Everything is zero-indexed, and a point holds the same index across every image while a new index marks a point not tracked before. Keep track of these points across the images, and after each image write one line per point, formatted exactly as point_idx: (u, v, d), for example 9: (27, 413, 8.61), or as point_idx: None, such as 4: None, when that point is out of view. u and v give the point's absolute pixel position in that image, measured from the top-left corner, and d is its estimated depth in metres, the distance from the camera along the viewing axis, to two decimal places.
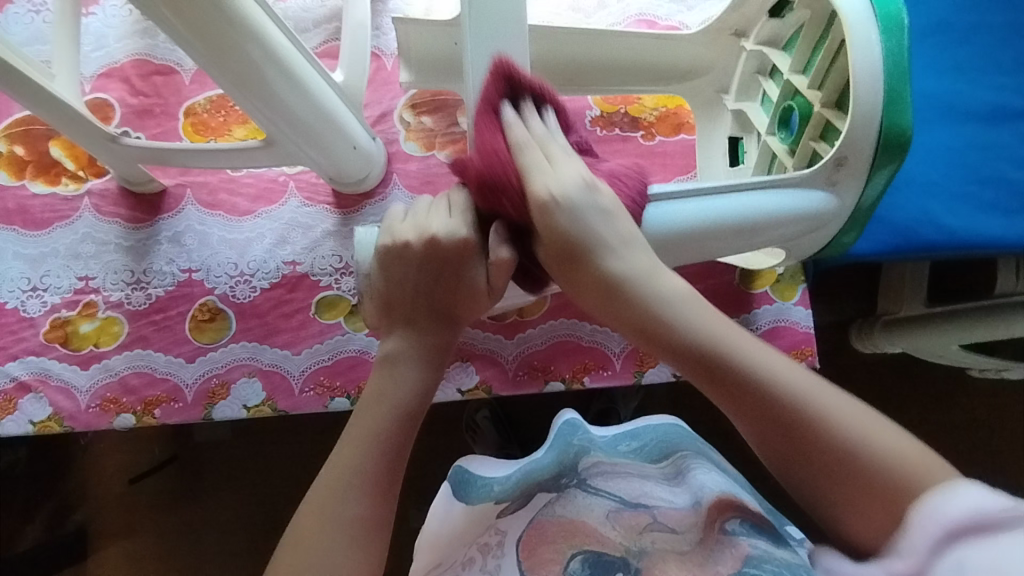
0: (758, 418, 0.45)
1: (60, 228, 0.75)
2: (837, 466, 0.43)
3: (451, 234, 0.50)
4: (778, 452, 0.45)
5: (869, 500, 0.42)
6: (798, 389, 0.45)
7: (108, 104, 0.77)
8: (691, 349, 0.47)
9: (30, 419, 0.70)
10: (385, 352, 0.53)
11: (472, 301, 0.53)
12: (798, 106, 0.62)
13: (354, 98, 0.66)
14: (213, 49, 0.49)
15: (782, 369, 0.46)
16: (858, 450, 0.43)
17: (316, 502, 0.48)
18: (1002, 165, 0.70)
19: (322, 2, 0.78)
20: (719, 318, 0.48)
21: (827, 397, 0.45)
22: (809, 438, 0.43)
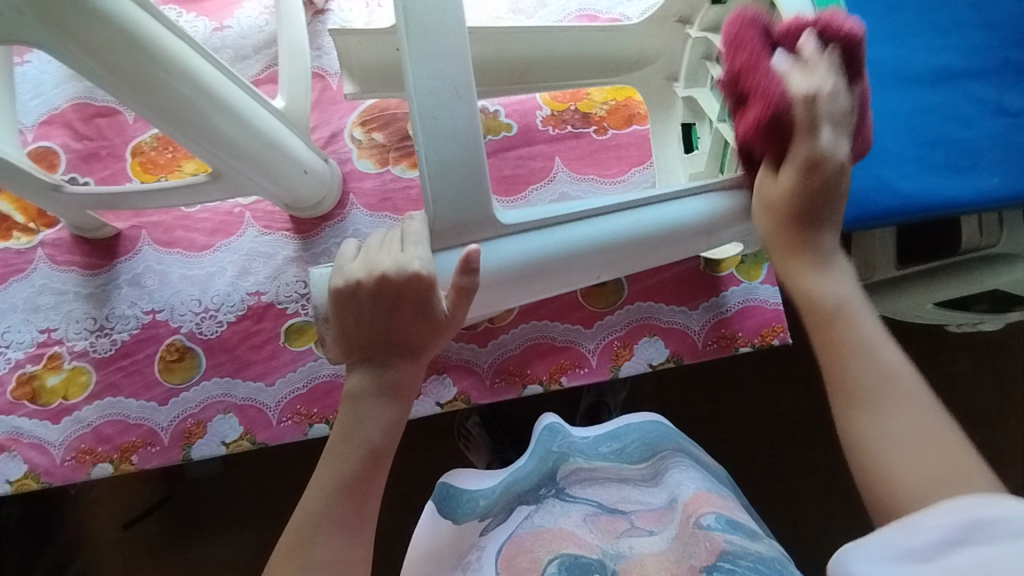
0: (840, 385, 0.46)
1: (16, 282, 0.74)
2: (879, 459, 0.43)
3: (400, 269, 0.47)
4: (842, 418, 0.46)
5: (884, 501, 0.42)
6: (890, 389, 0.45)
7: (52, 152, 0.75)
8: (829, 316, 0.48)
9: (6, 479, 0.69)
10: (354, 386, 0.51)
11: (433, 334, 0.51)
12: None
13: (299, 123, 0.65)
14: (142, 90, 0.48)
15: (899, 373, 0.46)
16: (915, 463, 0.42)
17: (296, 535, 0.48)
18: (951, 127, 0.70)
19: (260, 28, 0.77)
20: (862, 311, 0.49)
21: (928, 411, 0.44)
22: (870, 428, 0.44)
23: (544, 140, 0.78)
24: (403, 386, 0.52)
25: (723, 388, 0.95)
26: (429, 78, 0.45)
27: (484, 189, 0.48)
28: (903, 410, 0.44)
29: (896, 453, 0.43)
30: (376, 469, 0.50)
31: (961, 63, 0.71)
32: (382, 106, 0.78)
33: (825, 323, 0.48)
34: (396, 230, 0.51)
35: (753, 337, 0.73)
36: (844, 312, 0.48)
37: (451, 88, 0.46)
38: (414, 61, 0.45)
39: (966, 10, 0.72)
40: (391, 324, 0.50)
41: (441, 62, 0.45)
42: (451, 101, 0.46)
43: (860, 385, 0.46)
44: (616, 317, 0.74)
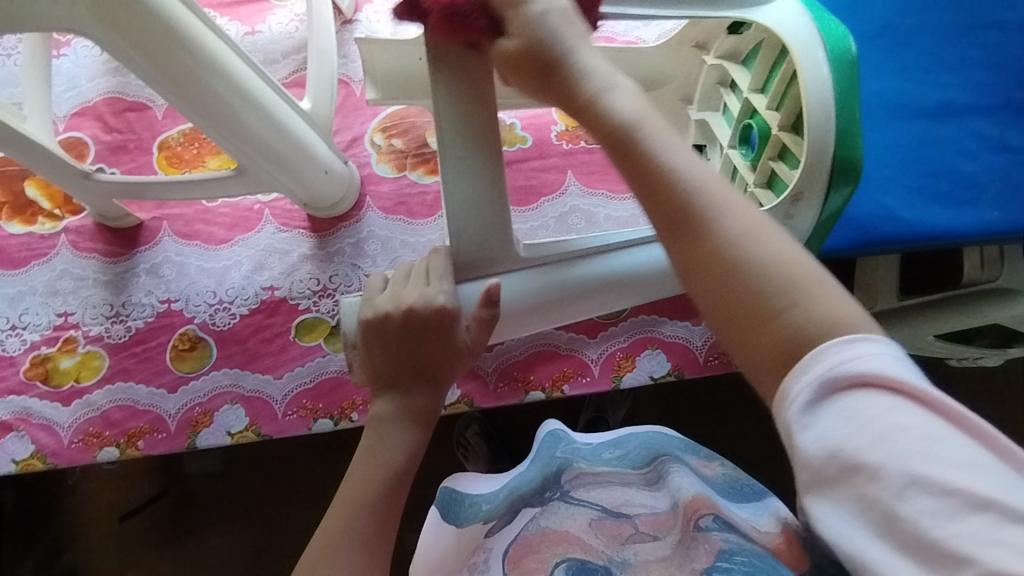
0: (661, 204, 0.40)
1: (38, 266, 0.76)
2: (712, 276, 0.37)
3: (427, 303, 0.50)
4: (667, 242, 0.40)
5: (734, 331, 0.37)
6: (719, 199, 0.39)
7: (82, 142, 0.78)
8: (625, 138, 0.41)
9: (13, 458, 0.70)
10: (381, 414, 0.53)
11: (456, 361, 0.52)
12: (755, 124, 0.64)
13: (323, 125, 0.68)
14: (179, 84, 0.50)
15: (708, 180, 0.40)
16: (760, 282, 0.36)
17: (318, 553, 0.48)
18: (954, 159, 0.72)
19: (290, 34, 0.80)
20: (660, 122, 0.42)
21: (773, 238, 0.38)
22: (700, 245, 0.38)
23: (558, 154, 0.81)
24: (423, 411, 0.53)
25: (723, 408, 0.96)
26: (454, 96, 0.48)
27: (503, 204, 0.50)
28: (744, 233, 0.38)
29: (728, 266, 0.37)
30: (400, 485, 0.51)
31: (965, 99, 0.73)
32: (402, 114, 0.80)
33: (628, 145, 0.41)
34: (420, 263, 0.53)
35: None
36: (641, 129, 0.41)
37: (475, 108, 0.49)
38: (441, 76, 0.48)
39: (971, 48, 0.75)
40: (416, 355, 0.52)
41: (465, 81, 0.48)
42: (474, 126, 0.49)
43: (677, 204, 0.39)
44: (619, 328, 0.75)
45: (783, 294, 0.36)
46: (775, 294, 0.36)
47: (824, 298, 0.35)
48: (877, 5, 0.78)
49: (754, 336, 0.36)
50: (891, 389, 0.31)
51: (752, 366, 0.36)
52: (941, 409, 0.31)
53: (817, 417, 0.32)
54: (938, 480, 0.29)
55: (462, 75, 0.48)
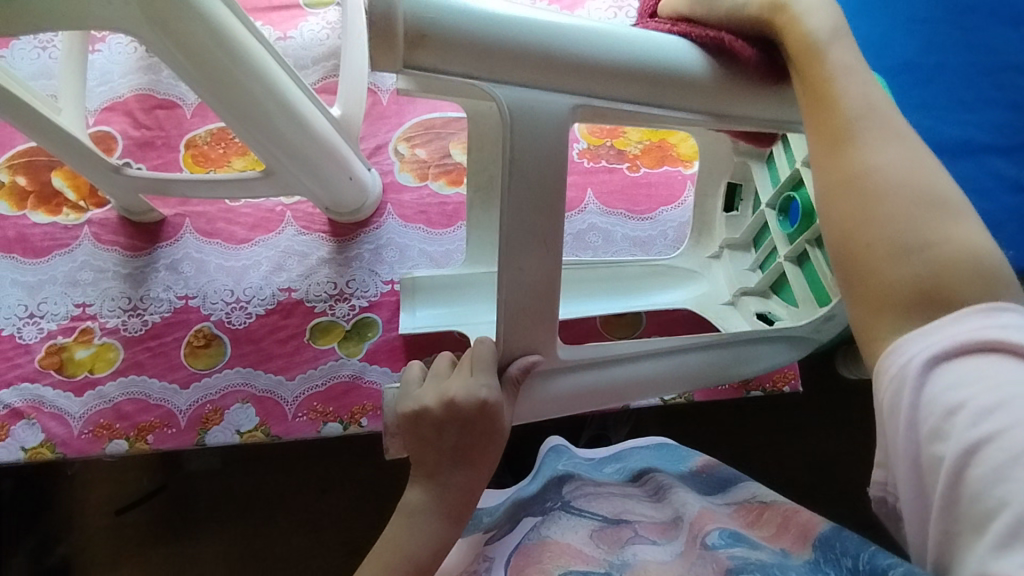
0: (835, 120, 0.42)
1: (59, 256, 0.77)
2: (865, 196, 0.40)
3: (468, 395, 0.49)
4: (824, 154, 0.42)
5: (864, 249, 0.40)
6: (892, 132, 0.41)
7: (111, 136, 0.79)
8: (809, 54, 0.44)
9: (22, 446, 0.71)
10: (422, 511, 0.49)
11: (495, 448, 0.50)
12: (801, 198, 0.63)
13: (351, 133, 0.69)
14: (218, 85, 0.52)
15: (887, 112, 0.42)
16: (902, 210, 0.39)
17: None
18: (971, 197, 0.73)
19: (321, 41, 0.81)
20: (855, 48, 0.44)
21: (932, 175, 0.40)
22: (862, 167, 0.41)
23: (578, 172, 0.82)
24: (465, 500, 0.49)
25: (727, 433, 0.96)
26: (526, 178, 0.45)
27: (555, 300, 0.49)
28: (909, 161, 0.40)
29: (885, 194, 0.40)
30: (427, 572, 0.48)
31: (984, 138, 0.74)
32: (427, 125, 0.82)
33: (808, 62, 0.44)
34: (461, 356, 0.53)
35: (764, 382, 0.74)
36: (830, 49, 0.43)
37: (545, 187, 0.45)
38: (514, 158, 0.44)
39: (991, 89, 0.76)
40: (455, 443, 0.49)
41: (541, 161, 0.45)
42: (538, 208, 0.46)
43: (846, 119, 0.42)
44: None
45: (930, 229, 0.39)
46: (919, 223, 0.39)
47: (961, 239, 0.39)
48: (902, 40, 0.78)
49: (885, 258, 0.39)
50: (1020, 355, 0.34)
51: (869, 294, 0.39)
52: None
53: (945, 367, 0.36)
54: None
55: (536, 158, 0.45)
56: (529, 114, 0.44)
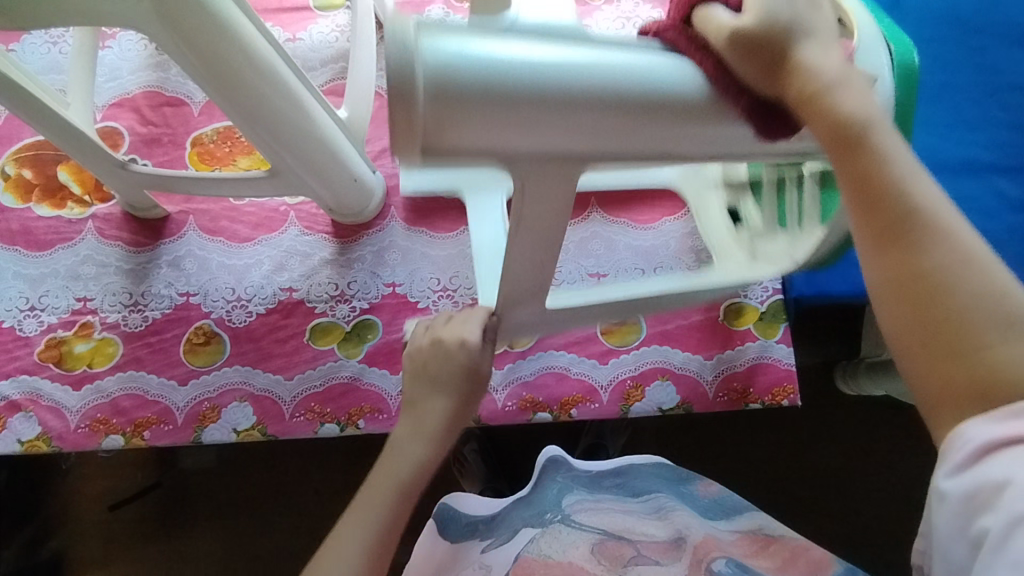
0: (884, 218, 0.38)
1: (62, 249, 0.77)
2: (923, 304, 0.38)
3: (454, 334, 0.57)
4: (873, 254, 0.39)
5: (926, 356, 0.38)
6: (948, 226, 0.38)
7: (118, 132, 0.80)
8: (848, 140, 0.39)
9: (18, 438, 0.71)
10: (405, 432, 0.57)
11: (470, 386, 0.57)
12: None
13: (356, 135, 0.69)
14: (226, 84, 0.52)
15: (942, 205, 0.39)
16: (963, 315, 0.37)
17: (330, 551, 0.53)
18: (975, 216, 0.73)
19: (330, 44, 0.82)
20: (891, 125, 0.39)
21: (991, 274, 0.38)
22: (917, 270, 0.38)
23: None
24: (440, 429, 0.56)
25: (724, 446, 0.96)
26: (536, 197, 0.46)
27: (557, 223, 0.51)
28: (962, 262, 0.37)
29: (947, 300, 0.37)
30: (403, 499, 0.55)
31: (989, 158, 0.75)
32: None
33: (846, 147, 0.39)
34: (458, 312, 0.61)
35: (763, 395, 0.74)
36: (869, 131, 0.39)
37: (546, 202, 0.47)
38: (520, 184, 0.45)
39: (996, 109, 0.76)
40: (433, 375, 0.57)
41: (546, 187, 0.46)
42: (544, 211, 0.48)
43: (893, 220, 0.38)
44: (631, 356, 0.75)
45: (994, 337, 0.37)
46: (983, 329, 0.37)
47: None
48: (908, 59, 0.79)
49: (953, 367, 0.37)
50: None
51: (931, 399, 0.38)
52: None
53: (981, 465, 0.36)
54: None
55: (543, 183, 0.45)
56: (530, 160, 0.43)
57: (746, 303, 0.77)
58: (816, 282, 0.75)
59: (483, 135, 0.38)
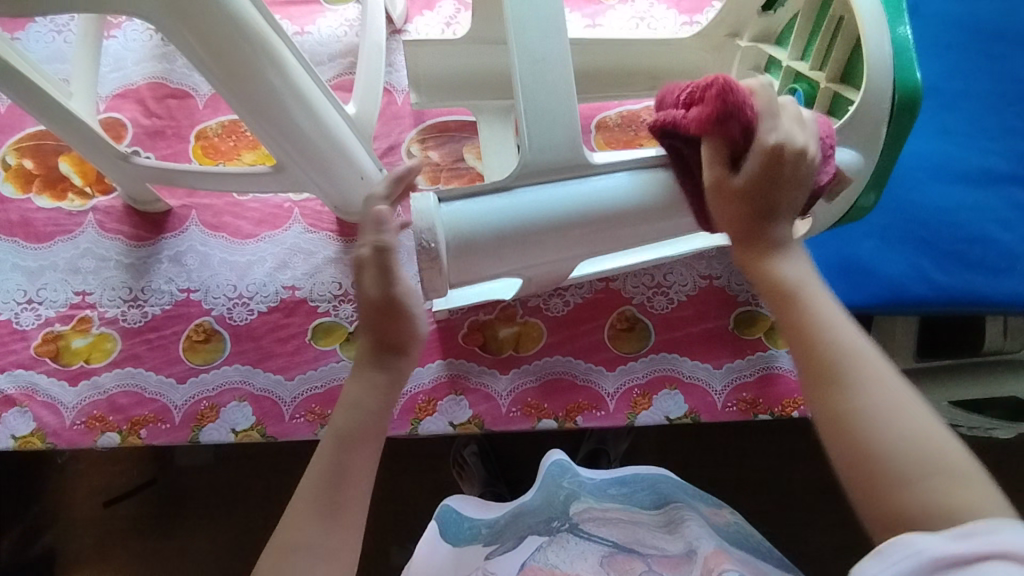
0: (818, 363, 0.44)
1: (62, 242, 0.75)
2: (867, 439, 0.42)
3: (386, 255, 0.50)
4: (820, 394, 0.44)
5: (869, 487, 0.41)
6: (878, 369, 0.43)
7: (121, 123, 0.78)
8: (780, 292, 0.47)
9: (12, 434, 0.69)
10: (357, 366, 0.53)
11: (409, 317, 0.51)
12: (801, 88, 0.63)
13: (365, 132, 0.67)
14: (234, 76, 0.51)
15: (875, 359, 0.44)
16: (901, 457, 0.41)
17: (294, 508, 0.48)
18: (992, 227, 0.72)
19: (339, 38, 0.80)
20: (818, 287, 0.47)
21: (924, 424, 0.42)
22: (857, 408, 0.42)
23: None
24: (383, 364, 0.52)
25: (730, 455, 0.94)
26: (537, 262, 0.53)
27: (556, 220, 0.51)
28: (896, 410, 0.42)
29: (883, 441, 0.41)
30: (363, 445, 0.50)
31: (1008, 168, 0.73)
32: (442, 128, 0.80)
33: (782, 299, 0.47)
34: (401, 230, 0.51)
35: (773, 406, 0.72)
36: (800, 288, 0.47)
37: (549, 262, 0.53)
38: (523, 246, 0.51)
39: (1017, 117, 0.74)
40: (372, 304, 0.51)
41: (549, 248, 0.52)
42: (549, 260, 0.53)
43: (831, 365, 0.44)
44: (639, 364, 0.74)
45: (928, 482, 0.40)
46: (918, 473, 0.40)
47: (964, 495, 0.40)
48: (924, 66, 0.78)
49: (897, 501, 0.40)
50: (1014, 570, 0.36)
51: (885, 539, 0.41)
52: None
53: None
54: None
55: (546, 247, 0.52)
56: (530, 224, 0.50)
57: (759, 313, 0.75)
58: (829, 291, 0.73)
59: (495, 263, 0.52)
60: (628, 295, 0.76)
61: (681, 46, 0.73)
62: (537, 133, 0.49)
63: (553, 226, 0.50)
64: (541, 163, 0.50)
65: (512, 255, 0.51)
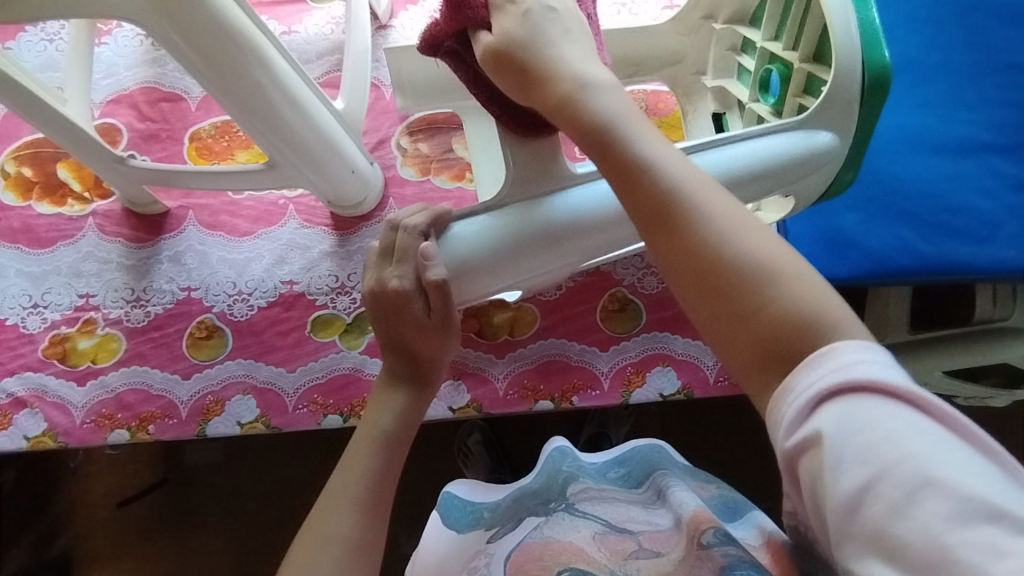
0: (649, 199, 0.42)
1: (64, 247, 0.77)
2: (738, 308, 0.38)
3: (403, 280, 0.52)
4: (650, 236, 0.42)
5: (734, 309, 0.38)
6: (712, 201, 0.41)
7: (117, 128, 0.80)
8: (598, 136, 0.45)
9: (25, 435, 0.71)
10: (381, 382, 0.56)
11: (436, 335, 0.54)
12: (776, 69, 0.65)
13: (353, 126, 0.69)
14: (224, 78, 0.52)
15: (701, 187, 0.42)
16: (747, 281, 0.38)
17: (314, 517, 0.49)
18: (972, 197, 0.73)
19: (326, 35, 0.82)
20: (638, 121, 0.45)
21: (771, 245, 0.39)
22: (696, 236, 0.40)
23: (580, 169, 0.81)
24: (403, 368, 0.56)
25: (725, 432, 0.96)
26: (554, 269, 0.55)
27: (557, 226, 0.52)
28: (727, 230, 0.39)
29: (731, 267, 0.38)
30: (395, 453, 0.53)
31: (988, 138, 0.74)
32: (430, 120, 0.82)
33: (606, 143, 0.44)
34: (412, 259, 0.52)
35: None
36: (619, 124, 0.45)
37: (566, 267, 0.55)
38: (538, 256, 0.53)
39: (996, 88, 0.75)
40: (396, 325, 0.54)
41: (564, 254, 0.53)
42: (564, 266, 0.55)
43: (659, 197, 0.41)
44: (632, 343, 0.75)
45: (772, 292, 0.37)
46: (774, 288, 0.37)
47: (806, 292, 0.37)
48: (900, 42, 0.79)
49: (743, 326, 0.38)
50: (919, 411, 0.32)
51: (741, 363, 0.38)
52: (931, 411, 0.32)
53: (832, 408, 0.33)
54: (949, 486, 0.30)
55: (560, 252, 0.53)
56: (535, 234, 0.52)
57: None
58: (814, 265, 0.75)
59: (505, 278, 0.53)
60: (619, 277, 0.78)
61: (659, 30, 0.74)
62: (521, 142, 0.52)
63: (553, 239, 0.52)
64: (528, 175, 0.53)
65: (513, 271, 0.53)
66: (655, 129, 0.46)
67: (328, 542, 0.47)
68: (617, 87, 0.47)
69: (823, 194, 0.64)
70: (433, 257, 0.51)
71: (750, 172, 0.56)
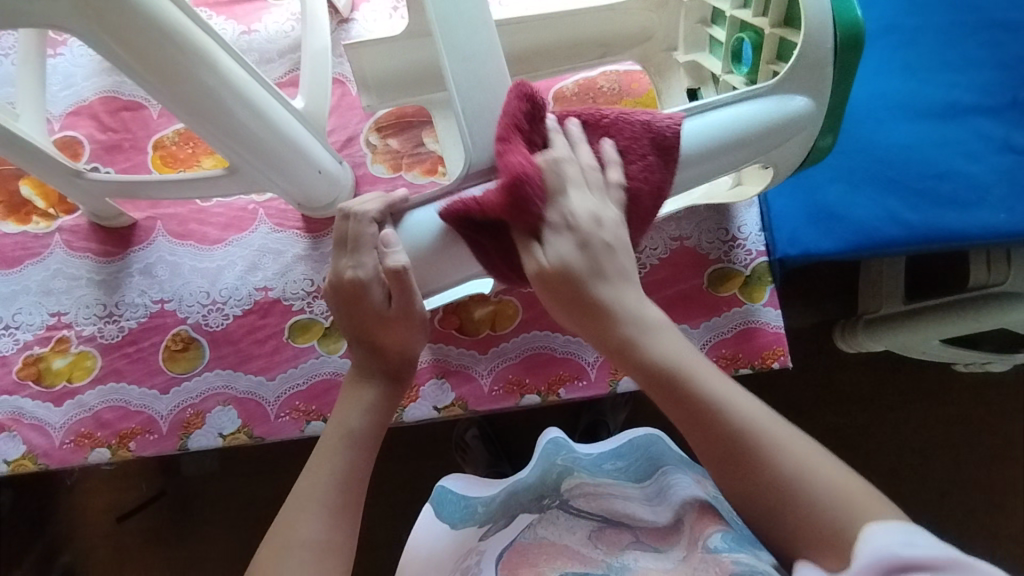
0: (719, 444, 0.47)
1: (31, 265, 0.76)
2: (783, 508, 0.45)
3: (360, 272, 0.50)
4: (725, 475, 0.48)
5: (804, 541, 0.45)
6: (769, 432, 0.47)
7: (78, 141, 0.78)
8: (661, 378, 0.49)
9: (4, 459, 0.70)
10: (350, 378, 0.56)
11: (399, 329, 0.53)
12: (746, 37, 0.62)
13: (317, 125, 0.67)
14: (170, 83, 0.50)
15: (756, 420, 0.47)
16: (806, 495, 0.45)
17: (284, 519, 0.49)
18: (958, 160, 0.71)
19: (286, 33, 0.80)
20: (695, 358, 0.50)
21: (823, 467, 0.46)
22: (761, 470, 0.46)
23: None
24: (373, 363, 0.55)
25: None
26: None
27: None
28: (786, 465, 0.46)
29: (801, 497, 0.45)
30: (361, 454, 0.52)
31: (971, 100, 0.72)
32: (399, 114, 0.80)
33: (673, 386, 0.48)
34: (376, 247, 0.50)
35: (753, 359, 0.72)
36: (678, 367, 0.49)
37: None
38: None
39: (978, 48, 0.73)
40: (360, 320, 0.53)
41: None
42: None
43: (719, 446, 0.47)
44: None
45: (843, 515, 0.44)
46: (837, 511, 0.44)
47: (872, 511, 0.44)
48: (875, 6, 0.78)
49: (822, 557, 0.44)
50: None
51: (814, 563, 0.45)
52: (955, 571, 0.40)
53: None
54: None
55: None
56: None
57: (732, 268, 0.74)
58: (799, 239, 0.73)
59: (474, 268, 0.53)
60: None
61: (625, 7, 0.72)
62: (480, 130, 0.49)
63: None
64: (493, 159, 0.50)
65: (475, 258, 0.51)
66: (697, 352, 0.51)
67: (296, 550, 0.47)
68: (658, 315, 0.51)
69: (805, 163, 0.62)
70: (394, 245, 0.49)
71: (720, 142, 0.54)
